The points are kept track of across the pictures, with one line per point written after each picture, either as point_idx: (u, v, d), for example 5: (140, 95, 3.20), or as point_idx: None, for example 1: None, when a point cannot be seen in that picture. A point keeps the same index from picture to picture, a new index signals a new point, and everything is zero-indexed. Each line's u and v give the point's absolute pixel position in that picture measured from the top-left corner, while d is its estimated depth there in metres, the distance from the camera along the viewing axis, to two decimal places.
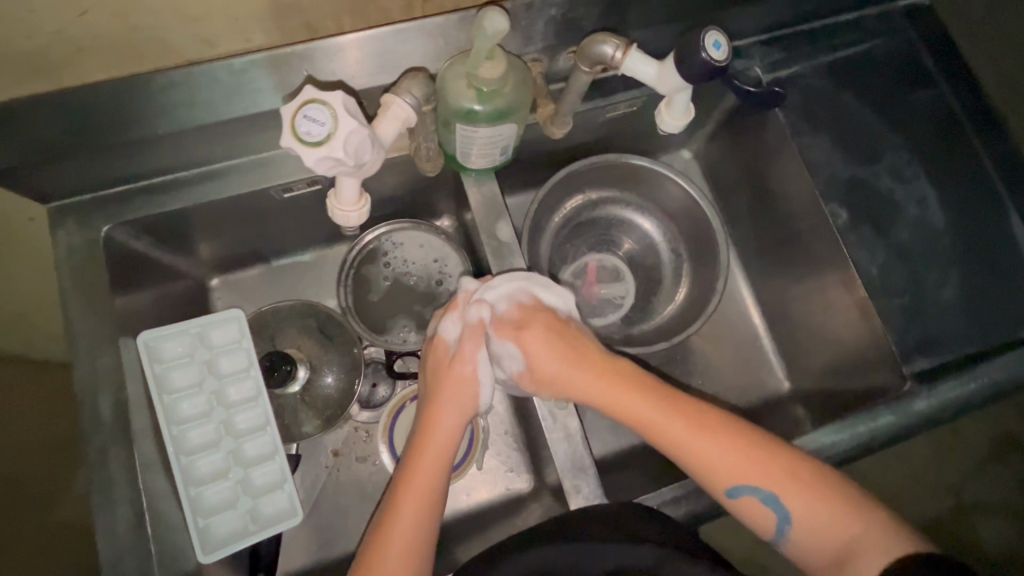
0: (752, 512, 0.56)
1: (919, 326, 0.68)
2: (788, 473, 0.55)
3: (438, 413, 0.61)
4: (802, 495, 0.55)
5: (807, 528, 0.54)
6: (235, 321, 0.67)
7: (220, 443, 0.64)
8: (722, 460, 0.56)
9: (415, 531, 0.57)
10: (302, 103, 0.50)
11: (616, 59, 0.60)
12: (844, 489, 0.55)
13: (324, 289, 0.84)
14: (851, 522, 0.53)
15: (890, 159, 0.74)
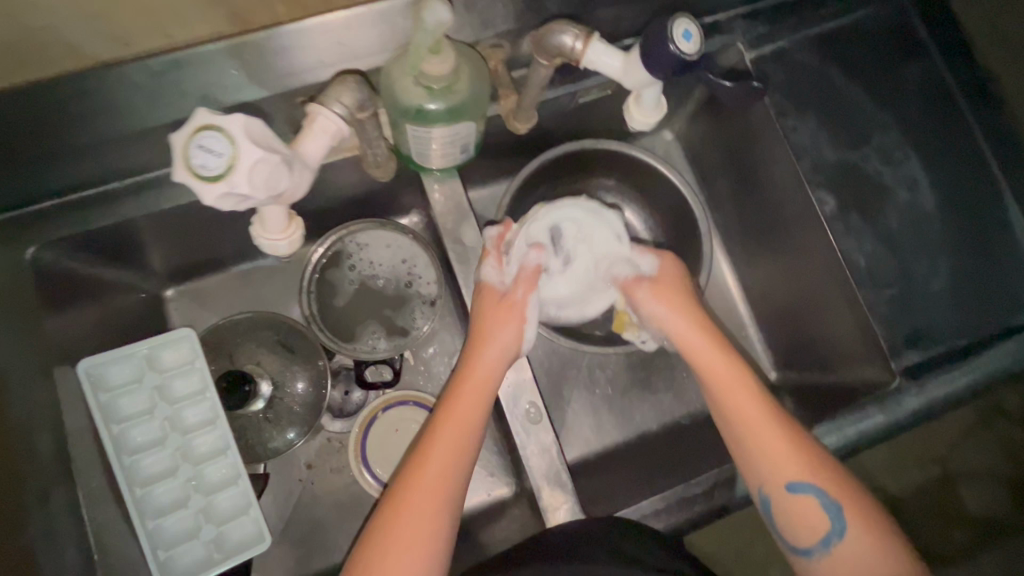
0: (807, 513, 0.56)
1: (909, 318, 0.65)
2: (840, 482, 0.56)
3: (481, 355, 0.61)
4: (858, 510, 0.55)
5: (862, 542, 0.54)
6: (186, 340, 0.62)
7: (177, 470, 0.61)
8: (783, 458, 0.57)
9: (453, 455, 0.57)
10: (195, 132, 0.46)
11: (576, 50, 0.56)
12: (875, 509, 0.56)
13: (287, 296, 0.79)
14: (893, 549, 0.54)
15: (881, 140, 0.70)
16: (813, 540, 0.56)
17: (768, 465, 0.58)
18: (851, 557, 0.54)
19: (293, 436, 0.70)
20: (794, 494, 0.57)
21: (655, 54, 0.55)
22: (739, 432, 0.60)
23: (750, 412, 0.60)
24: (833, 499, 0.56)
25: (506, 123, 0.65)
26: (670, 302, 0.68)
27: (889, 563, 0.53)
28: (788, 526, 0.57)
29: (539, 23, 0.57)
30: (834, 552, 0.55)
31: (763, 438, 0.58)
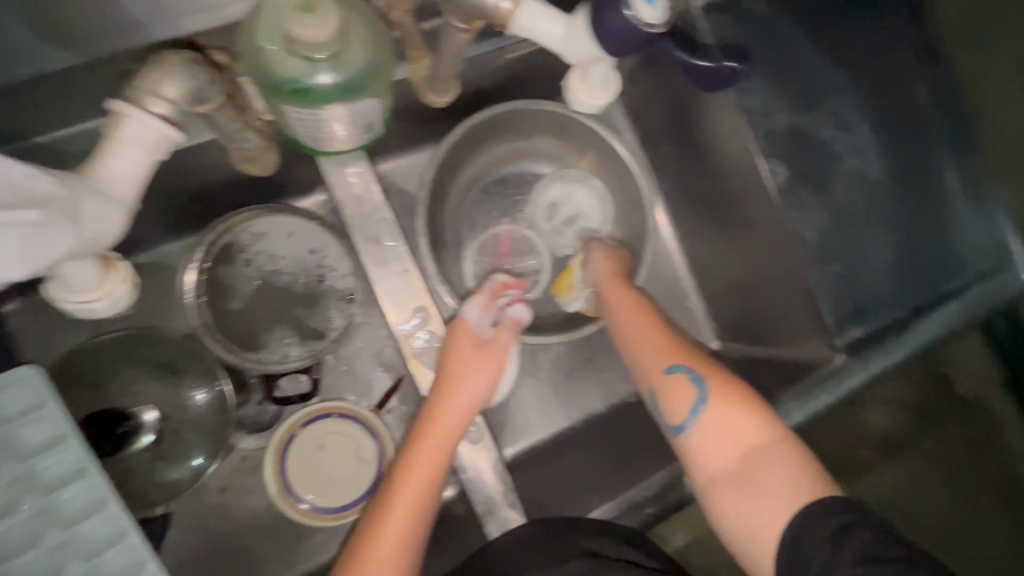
0: (676, 392, 0.59)
1: (853, 294, 0.64)
2: (709, 363, 0.60)
3: (450, 403, 0.59)
4: (725, 382, 0.58)
5: (721, 405, 0.56)
6: (30, 379, 0.49)
7: (41, 539, 0.48)
8: (652, 343, 0.63)
9: (409, 523, 0.53)
10: None
11: (504, 12, 0.50)
12: (743, 385, 0.58)
13: (167, 300, 0.65)
14: (752, 408, 0.56)
15: (832, 103, 0.65)
16: (684, 414, 0.58)
17: (653, 363, 0.62)
18: (716, 425, 0.56)
19: (198, 463, 0.60)
20: (669, 377, 0.60)
21: (607, 24, 0.48)
22: (637, 350, 0.64)
23: (639, 329, 0.64)
24: (701, 375, 0.59)
25: (421, 95, 0.58)
26: (614, 297, 0.68)
27: (752, 423, 0.55)
28: (667, 410, 0.59)
29: None
30: (703, 420, 0.56)
31: (649, 342, 0.63)
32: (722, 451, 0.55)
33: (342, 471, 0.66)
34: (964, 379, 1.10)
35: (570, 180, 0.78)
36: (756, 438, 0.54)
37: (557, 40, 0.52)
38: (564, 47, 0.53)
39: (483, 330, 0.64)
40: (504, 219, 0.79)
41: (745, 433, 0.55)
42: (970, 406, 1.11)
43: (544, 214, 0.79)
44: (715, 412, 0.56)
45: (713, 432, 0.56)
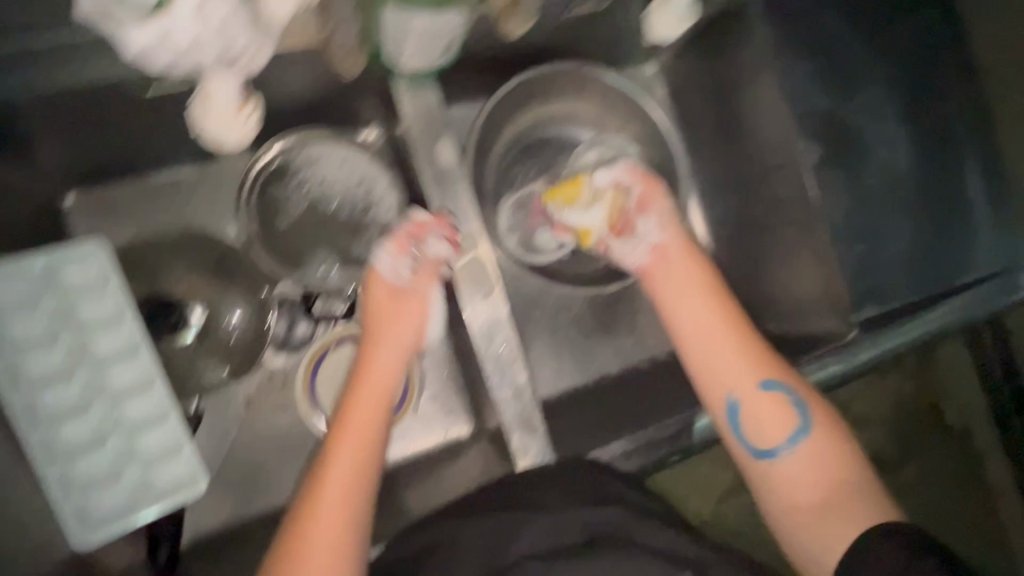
0: (770, 410, 0.59)
1: (871, 275, 0.67)
2: (797, 378, 0.61)
3: (370, 367, 0.58)
4: (819, 407, 0.59)
5: (820, 437, 0.58)
6: (99, 256, 0.53)
7: (91, 405, 0.53)
8: (751, 355, 0.61)
9: (358, 471, 0.53)
10: None
11: None
12: (832, 412, 0.60)
13: (220, 212, 0.67)
14: (840, 439, 0.58)
15: (868, 95, 0.68)
16: (780, 440, 0.58)
17: (737, 371, 0.61)
18: (812, 458, 0.57)
19: (231, 364, 0.65)
20: (764, 393, 0.60)
21: None
22: (720, 351, 0.62)
23: (730, 337, 0.63)
24: (800, 397, 0.59)
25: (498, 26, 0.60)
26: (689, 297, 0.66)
27: (840, 459, 0.57)
28: (755, 431, 0.59)
29: None
30: (801, 451, 0.58)
31: (737, 357, 0.61)
32: (811, 482, 0.56)
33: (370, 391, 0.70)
34: (953, 411, 1.13)
35: (610, 147, 0.82)
36: (843, 470, 0.57)
37: None
38: None
39: (399, 277, 0.60)
40: (540, 179, 0.82)
41: (833, 462, 0.57)
42: (954, 439, 1.13)
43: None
44: (811, 440, 0.58)
45: (806, 463, 0.57)
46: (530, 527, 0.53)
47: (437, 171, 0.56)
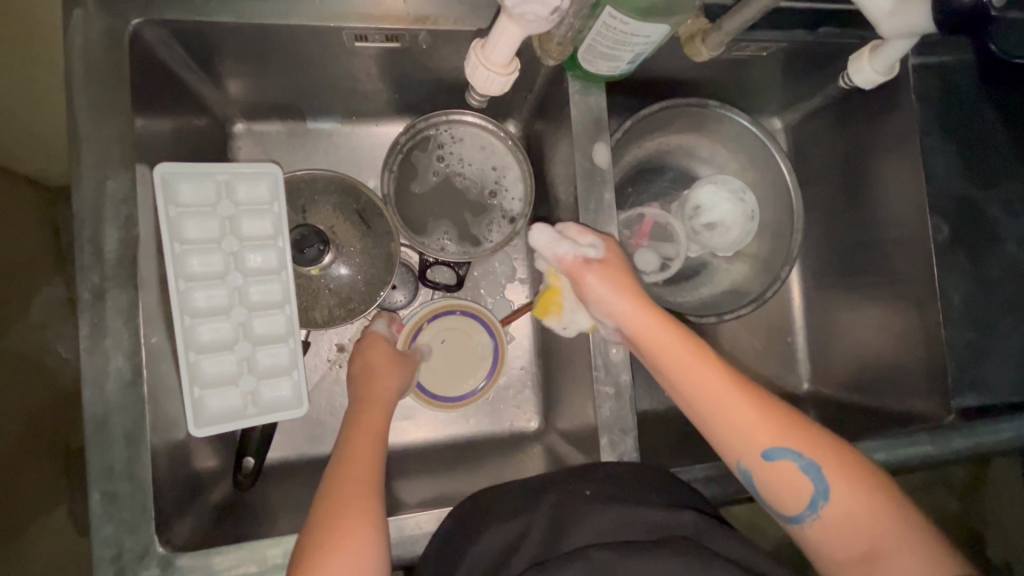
0: (787, 481, 0.49)
1: (981, 365, 0.65)
2: (791, 423, 0.50)
3: (377, 384, 0.60)
4: (826, 455, 0.49)
5: (846, 500, 0.48)
6: (269, 178, 0.56)
7: (232, 311, 0.56)
8: (755, 417, 0.49)
9: (370, 481, 0.50)
10: None
11: None
12: (854, 459, 0.50)
13: (359, 167, 0.73)
14: (866, 484, 0.48)
15: (1006, 188, 0.68)
16: (800, 508, 0.49)
17: (744, 434, 0.49)
18: (840, 521, 0.48)
19: (348, 308, 0.65)
20: (771, 462, 0.49)
21: None
22: (705, 399, 0.50)
23: (717, 383, 0.50)
24: (807, 457, 0.49)
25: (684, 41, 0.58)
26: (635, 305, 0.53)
27: (875, 514, 0.47)
28: (772, 496, 0.50)
29: None
30: (825, 517, 0.48)
31: (736, 406, 0.50)
32: (845, 541, 0.47)
33: (458, 363, 0.73)
34: (997, 544, 1.08)
35: (725, 189, 0.82)
36: (882, 520, 0.47)
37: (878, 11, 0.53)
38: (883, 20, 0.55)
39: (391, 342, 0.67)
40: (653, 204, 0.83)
41: (867, 520, 0.47)
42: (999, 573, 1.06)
43: (686, 213, 0.83)
44: (836, 504, 0.48)
45: (840, 527, 0.48)
46: (598, 517, 0.48)
47: (586, 168, 0.58)
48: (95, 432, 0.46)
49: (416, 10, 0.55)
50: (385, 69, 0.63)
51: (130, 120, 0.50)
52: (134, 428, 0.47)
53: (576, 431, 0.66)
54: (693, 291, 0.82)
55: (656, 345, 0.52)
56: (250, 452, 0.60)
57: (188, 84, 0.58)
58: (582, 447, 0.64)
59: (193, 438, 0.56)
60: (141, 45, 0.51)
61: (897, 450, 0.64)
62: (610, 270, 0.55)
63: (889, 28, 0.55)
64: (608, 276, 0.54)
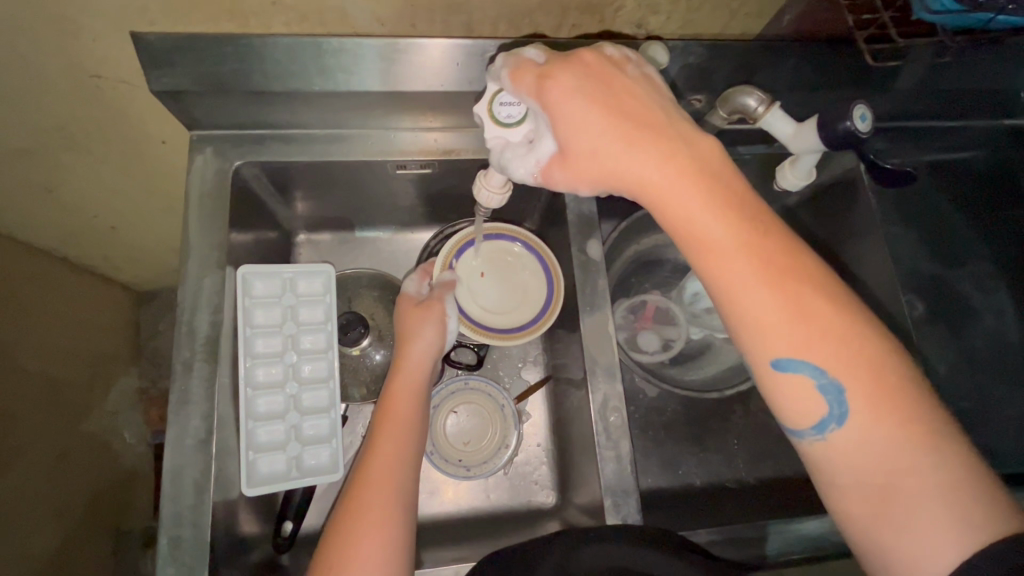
0: (797, 391, 0.44)
1: (978, 434, 0.68)
2: (827, 322, 0.43)
3: (408, 350, 0.66)
4: (851, 371, 0.43)
5: (866, 423, 0.42)
6: (324, 275, 0.70)
7: (285, 385, 0.66)
8: (785, 311, 0.43)
9: (394, 464, 0.57)
10: (496, 93, 0.52)
11: (757, 112, 0.57)
12: (894, 372, 0.43)
13: (396, 267, 0.87)
14: (910, 415, 0.42)
15: (974, 267, 0.75)
16: (814, 417, 0.44)
17: (765, 333, 0.44)
18: (854, 442, 0.43)
19: (367, 391, 0.74)
20: (781, 372, 0.44)
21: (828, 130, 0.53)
22: (724, 291, 0.44)
23: (737, 267, 0.44)
24: (827, 376, 0.43)
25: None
26: (633, 162, 0.45)
27: (896, 445, 0.42)
28: (780, 409, 0.45)
29: (702, 90, 0.65)
30: (834, 440, 0.44)
31: (763, 298, 0.43)
32: (860, 469, 0.42)
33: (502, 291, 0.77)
34: None
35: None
36: (907, 448, 0.41)
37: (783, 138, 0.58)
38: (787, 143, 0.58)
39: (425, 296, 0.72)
40: (656, 291, 0.90)
41: (893, 448, 0.42)
42: None
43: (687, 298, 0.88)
44: (854, 427, 0.43)
45: (853, 449, 0.43)
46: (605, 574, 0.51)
47: (582, 260, 0.70)
48: (172, 482, 0.57)
49: (444, 146, 0.71)
50: (420, 189, 0.78)
51: (225, 234, 0.65)
52: (204, 475, 0.58)
53: (589, 502, 0.70)
54: (697, 370, 0.87)
55: (665, 217, 0.46)
56: (290, 516, 0.67)
57: (267, 205, 0.75)
58: (594, 517, 0.68)
59: (244, 498, 0.64)
60: (240, 179, 0.68)
61: None
62: (573, 130, 0.46)
63: (797, 148, 0.58)
64: (571, 146, 0.47)
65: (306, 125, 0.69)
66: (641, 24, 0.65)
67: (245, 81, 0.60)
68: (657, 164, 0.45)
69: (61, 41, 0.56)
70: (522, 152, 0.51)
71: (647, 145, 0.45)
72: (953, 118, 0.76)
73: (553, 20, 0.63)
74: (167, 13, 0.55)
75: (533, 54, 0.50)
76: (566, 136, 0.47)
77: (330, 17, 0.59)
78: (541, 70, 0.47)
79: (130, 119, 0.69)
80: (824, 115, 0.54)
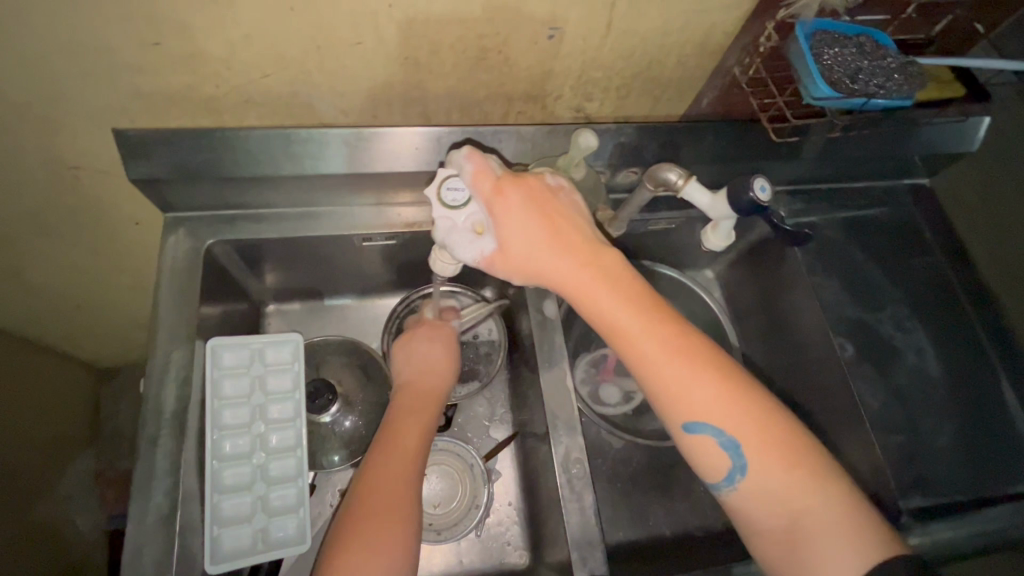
0: (706, 450, 0.54)
1: (914, 465, 0.73)
2: (726, 392, 0.54)
3: (422, 372, 0.74)
4: (746, 431, 0.53)
5: (761, 473, 0.53)
6: (292, 344, 0.72)
7: (252, 456, 0.67)
8: (690, 383, 0.54)
9: (407, 474, 0.63)
10: (443, 179, 0.57)
11: (678, 184, 0.65)
12: (782, 425, 0.54)
13: (364, 332, 0.90)
14: (795, 463, 0.53)
15: (893, 309, 0.83)
16: (722, 471, 0.54)
17: (679, 402, 0.54)
18: (755, 488, 0.53)
19: (336, 459, 0.75)
20: (692, 435, 0.54)
21: (738, 199, 0.63)
22: (645, 368, 0.54)
23: (649, 351, 0.54)
24: (728, 435, 0.53)
25: (598, 226, 0.75)
26: (559, 265, 0.55)
27: (787, 488, 0.52)
28: (698, 464, 0.55)
29: (636, 163, 0.74)
30: (741, 488, 0.53)
31: (673, 373, 0.54)
32: (767, 510, 0.52)
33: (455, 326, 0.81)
34: None
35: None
36: (796, 491, 0.52)
37: (703, 205, 0.66)
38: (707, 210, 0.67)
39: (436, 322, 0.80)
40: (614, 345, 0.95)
41: (788, 489, 0.52)
42: None
43: None
44: (754, 476, 0.53)
45: (756, 493, 0.53)
46: None
47: (539, 319, 0.75)
48: (131, 562, 0.57)
49: (407, 219, 0.77)
50: (386, 259, 0.83)
51: (195, 309, 0.68)
52: (164, 552, 0.58)
53: (558, 558, 0.71)
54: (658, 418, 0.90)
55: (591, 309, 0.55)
56: None
57: (237, 279, 0.78)
58: (563, 572, 0.69)
59: None
60: (211, 255, 0.72)
61: None
62: (516, 236, 0.54)
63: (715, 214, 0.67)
64: (511, 247, 0.55)
65: (277, 204, 0.74)
66: (579, 109, 0.74)
67: (219, 167, 0.65)
68: (580, 266, 0.55)
69: (46, 137, 0.61)
70: (467, 240, 0.58)
71: (575, 251, 0.55)
72: (855, 181, 0.89)
73: (500, 109, 0.71)
74: (147, 111, 0.61)
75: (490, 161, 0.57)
76: (509, 240, 0.55)
77: (299, 111, 0.65)
78: (499, 182, 0.55)
79: (107, 204, 0.72)
80: (731, 187, 0.64)
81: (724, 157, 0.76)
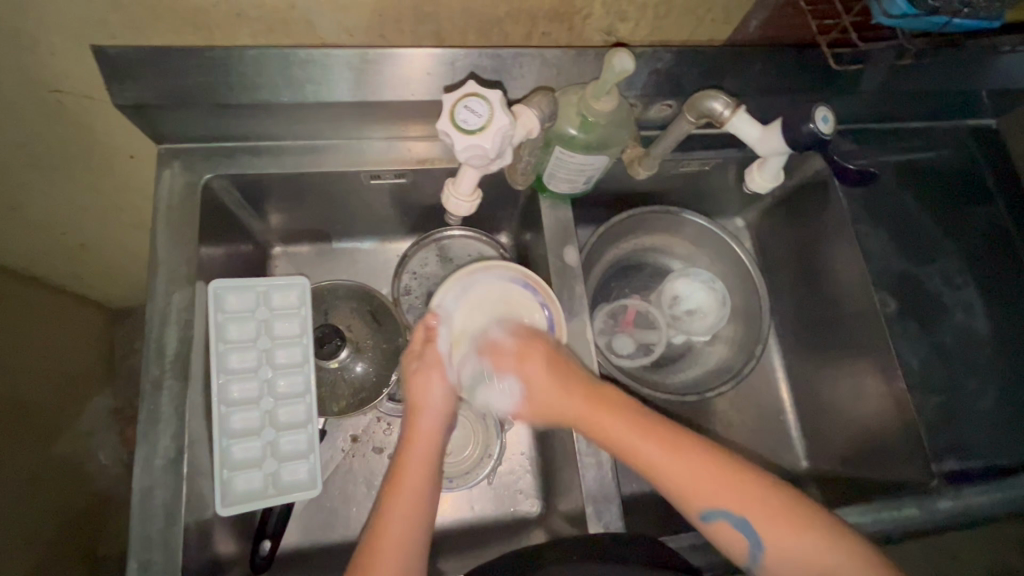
0: (726, 535, 0.52)
1: (952, 428, 0.69)
2: (713, 464, 0.53)
3: (418, 422, 0.61)
4: (753, 506, 0.52)
5: (779, 538, 0.51)
6: (298, 287, 0.69)
7: (261, 401, 0.65)
8: (698, 481, 0.52)
9: (406, 530, 0.54)
10: (464, 95, 0.54)
11: (723, 116, 0.61)
12: (773, 486, 0.53)
13: (374, 277, 0.86)
14: (803, 522, 0.51)
15: (942, 264, 0.76)
16: (742, 555, 0.52)
17: (684, 494, 0.52)
18: (781, 560, 0.51)
19: (342, 406, 0.72)
20: (708, 523, 0.53)
21: (796, 129, 0.59)
22: (648, 466, 0.54)
23: (655, 456, 0.53)
24: (737, 514, 0.52)
25: (628, 164, 0.72)
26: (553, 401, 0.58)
27: (815, 548, 0.50)
28: (717, 544, 0.54)
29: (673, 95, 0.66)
30: (765, 560, 0.52)
31: (681, 470, 0.53)
32: None
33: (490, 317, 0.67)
34: None
35: (696, 280, 0.89)
36: (821, 553, 0.50)
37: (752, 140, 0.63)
38: (756, 145, 0.64)
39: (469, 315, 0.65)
40: (634, 296, 0.91)
41: (801, 556, 0.50)
42: None
43: (664, 303, 0.90)
44: (771, 548, 0.51)
45: (779, 564, 0.51)
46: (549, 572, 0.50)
47: (559, 266, 0.71)
48: (142, 504, 0.57)
49: (418, 157, 0.71)
50: (396, 200, 0.78)
51: (194, 248, 0.64)
52: (174, 495, 0.57)
53: (571, 508, 0.70)
54: (676, 372, 0.87)
55: (599, 433, 0.56)
56: (267, 535, 0.66)
57: (240, 218, 0.74)
58: (576, 523, 0.68)
59: (219, 518, 0.63)
60: (210, 192, 0.68)
61: (856, 514, 0.65)
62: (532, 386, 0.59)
63: (764, 150, 0.64)
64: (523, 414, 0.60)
65: (278, 136, 0.68)
66: (611, 32, 0.66)
67: (212, 93, 0.60)
68: (573, 395, 0.57)
69: (22, 57, 0.56)
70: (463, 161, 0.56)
71: (566, 381, 0.58)
72: (912, 120, 0.80)
73: (521, 29, 0.63)
74: (131, 28, 0.55)
75: (525, 121, 0.57)
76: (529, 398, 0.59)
77: (296, 28, 0.58)
78: (520, 355, 0.60)
79: (98, 134, 0.67)
80: (789, 118, 0.60)
81: (769, 90, 0.68)
